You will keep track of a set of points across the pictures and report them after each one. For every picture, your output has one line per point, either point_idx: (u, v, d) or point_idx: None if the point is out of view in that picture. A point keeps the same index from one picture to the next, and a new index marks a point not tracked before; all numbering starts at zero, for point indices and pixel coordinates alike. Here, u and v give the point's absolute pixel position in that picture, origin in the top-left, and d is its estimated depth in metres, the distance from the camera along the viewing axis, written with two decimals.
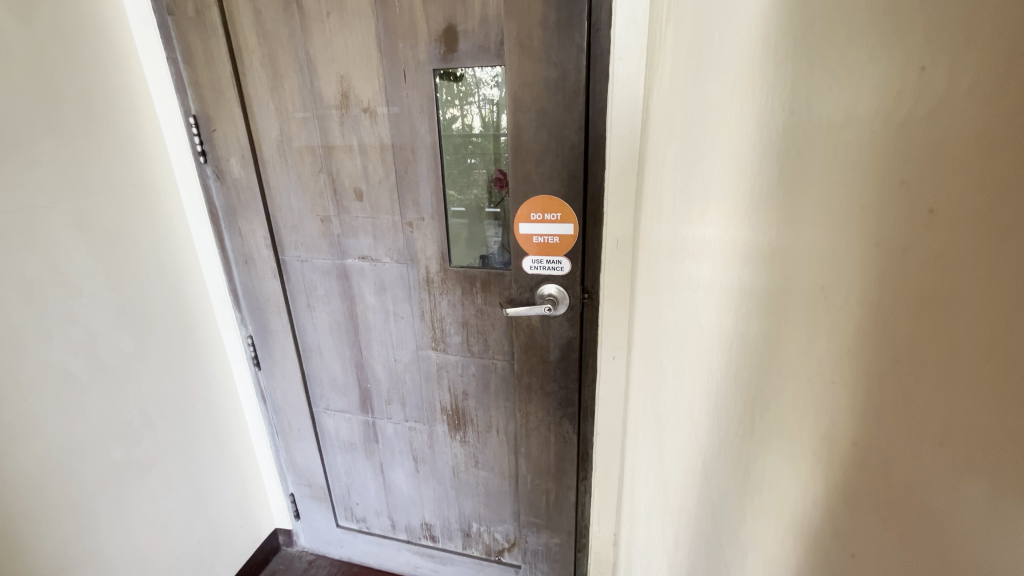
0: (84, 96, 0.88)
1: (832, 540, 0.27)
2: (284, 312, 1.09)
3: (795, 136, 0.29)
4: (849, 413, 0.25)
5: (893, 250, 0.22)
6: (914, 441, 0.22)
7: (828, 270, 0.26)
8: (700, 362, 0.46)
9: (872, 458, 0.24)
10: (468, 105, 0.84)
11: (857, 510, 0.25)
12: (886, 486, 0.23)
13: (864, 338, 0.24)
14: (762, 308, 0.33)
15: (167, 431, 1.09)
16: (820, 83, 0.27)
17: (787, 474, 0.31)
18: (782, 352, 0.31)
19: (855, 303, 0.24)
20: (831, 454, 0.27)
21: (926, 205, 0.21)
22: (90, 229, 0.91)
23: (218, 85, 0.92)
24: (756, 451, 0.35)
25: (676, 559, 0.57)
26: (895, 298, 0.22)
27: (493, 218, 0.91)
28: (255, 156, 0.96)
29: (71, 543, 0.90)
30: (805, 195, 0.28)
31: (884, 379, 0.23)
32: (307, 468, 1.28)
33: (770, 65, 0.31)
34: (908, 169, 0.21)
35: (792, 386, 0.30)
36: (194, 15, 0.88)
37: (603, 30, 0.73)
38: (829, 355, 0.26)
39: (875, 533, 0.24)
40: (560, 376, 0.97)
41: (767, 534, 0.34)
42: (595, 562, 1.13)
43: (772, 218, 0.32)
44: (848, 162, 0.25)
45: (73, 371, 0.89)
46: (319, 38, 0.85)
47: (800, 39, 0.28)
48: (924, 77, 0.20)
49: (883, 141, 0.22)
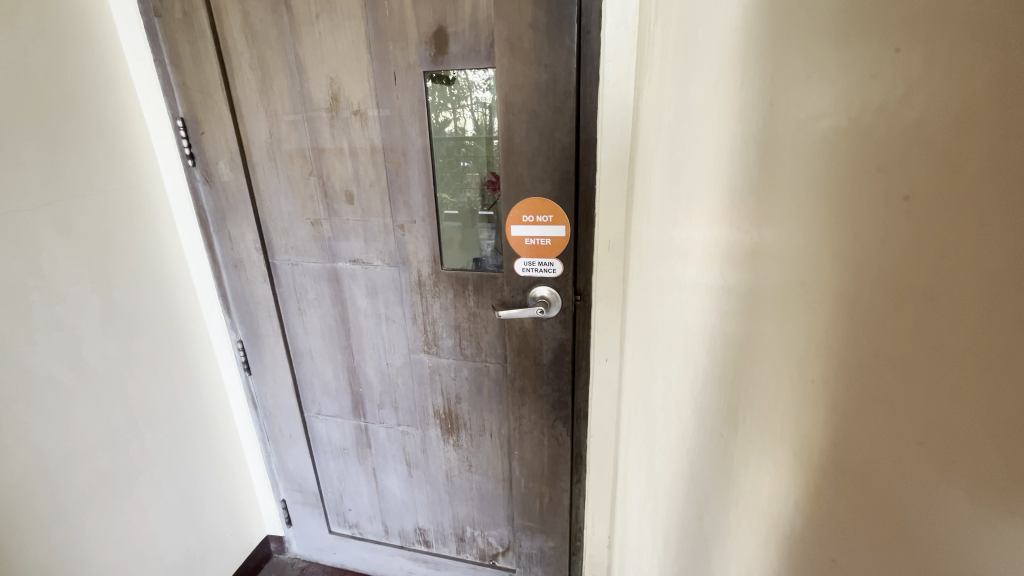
0: (68, 97, 0.87)
1: (815, 544, 0.27)
2: (274, 316, 1.08)
3: (767, 138, 0.30)
4: (823, 411, 0.25)
5: (870, 240, 0.22)
6: (895, 438, 0.21)
7: (809, 266, 0.26)
8: (687, 361, 0.46)
9: (852, 459, 0.24)
10: (460, 109, 0.84)
11: (839, 513, 0.25)
12: (863, 484, 0.23)
13: (839, 334, 0.23)
14: (740, 308, 0.33)
15: (155, 437, 1.08)
16: (791, 86, 0.27)
17: (767, 477, 0.31)
18: (764, 353, 0.31)
19: (829, 299, 0.24)
20: (811, 456, 0.26)
21: (900, 191, 0.20)
22: (74, 233, 0.89)
23: (205, 86, 0.91)
24: (737, 454, 0.35)
25: (665, 560, 0.57)
26: (871, 291, 0.22)
27: (486, 221, 0.91)
28: (244, 159, 0.96)
29: (57, 552, 0.89)
30: (776, 192, 0.29)
31: (861, 374, 0.23)
32: (299, 474, 1.27)
33: (747, 67, 0.32)
34: (883, 157, 0.21)
35: (772, 388, 0.30)
36: (181, 16, 0.87)
37: (594, 32, 0.73)
38: (805, 353, 0.26)
39: (856, 539, 0.24)
40: (553, 378, 0.97)
41: (751, 538, 0.34)
42: (591, 565, 1.13)
43: (749, 219, 0.32)
44: (823, 156, 0.24)
45: (58, 376, 0.88)
46: (309, 39, 0.84)
47: (777, 37, 0.28)
48: (900, 58, 0.20)
49: (857, 131, 0.22)
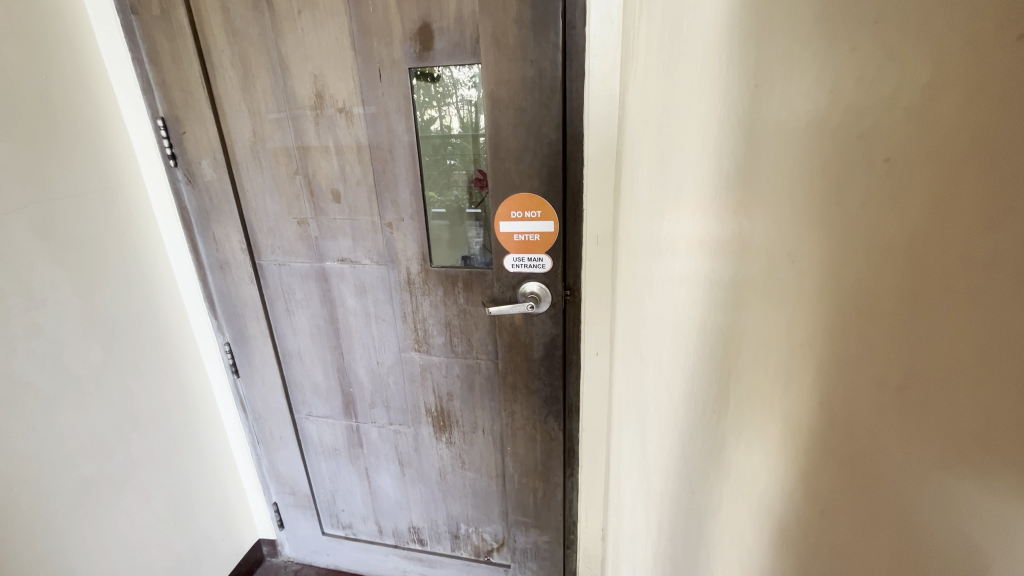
0: (43, 98, 0.85)
1: (802, 508, 0.27)
2: (261, 317, 1.07)
3: (751, 130, 0.30)
4: (814, 377, 0.25)
5: (854, 205, 0.22)
6: (878, 394, 0.21)
7: (801, 236, 0.25)
8: (676, 347, 0.47)
9: (838, 418, 0.23)
10: (446, 106, 0.83)
11: (829, 484, 0.24)
12: (848, 445, 0.23)
13: (828, 300, 0.23)
14: (725, 299, 0.34)
15: (143, 444, 1.06)
16: (775, 81, 0.27)
17: (754, 453, 0.32)
18: (743, 336, 0.32)
19: (819, 267, 0.24)
20: (800, 421, 0.26)
21: (882, 154, 0.20)
22: (54, 237, 0.87)
23: (186, 85, 0.90)
24: (727, 431, 0.36)
25: (660, 547, 0.57)
26: (855, 253, 0.22)
27: (474, 218, 0.91)
28: (227, 159, 0.94)
29: (44, 563, 0.87)
30: (758, 184, 0.29)
31: (848, 335, 0.22)
32: (290, 476, 1.26)
33: (731, 63, 0.32)
34: (864, 125, 0.21)
35: (761, 359, 0.30)
36: (159, 14, 0.86)
37: (579, 27, 0.74)
38: (797, 322, 0.26)
39: (844, 496, 0.23)
40: (545, 373, 0.97)
41: (742, 515, 0.34)
42: (585, 558, 1.14)
43: (732, 215, 0.33)
44: (807, 134, 0.24)
45: (39, 386, 0.86)
46: (291, 36, 0.83)
47: (761, 28, 0.28)
48: (879, 31, 0.20)
49: (836, 105, 0.22)
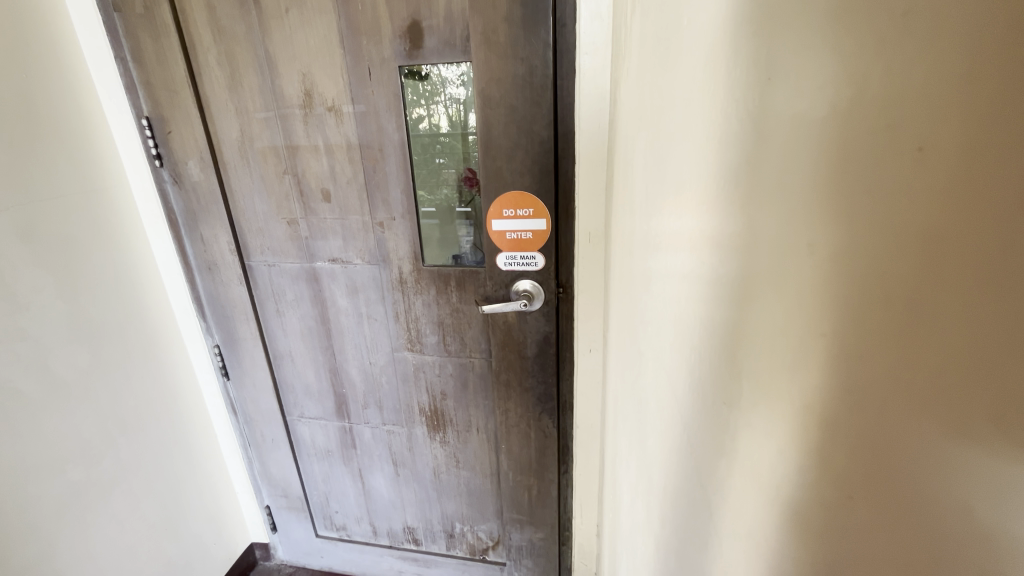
0: (25, 98, 0.83)
1: (825, 493, 0.27)
2: (251, 318, 1.06)
3: (760, 124, 0.30)
4: (835, 364, 0.25)
5: (880, 192, 0.22)
6: (910, 380, 0.21)
7: (817, 224, 0.25)
8: (677, 341, 0.48)
9: (863, 403, 0.24)
10: (434, 105, 0.83)
11: (853, 471, 0.25)
12: (873, 430, 0.23)
13: (854, 287, 0.23)
14: (729, 294, 0.35)
15: (131, 449, 1.04)
16: (784, 76, 0.27)
17: (766, 448, 0.31)
18: (753, 329, 0.33)
19: (840, 254, 0.24)
20: (820, 407, 0.26)
21: (915, 142, 0.20)
22: (38, 239, 0.86)
23: (171, 84, 0.88)
24: (733, 422, 0.37)
25: (661, 540, 0.58)
26: (876, 241, 0.22)
27: (464, 217, 0.91)
28: (215, 158, 0.93)
29: (31, 572, 0.85)
30: (764, 181, 0.30)
31: (874, 321, 0.22)
32: (282, 479, 1.25)
33: (734, 61, 0.33)
34: (896, 113, 0.21)
35: (775, 348, 0.29)
36: (143, 11, 0.84)
37: (568, 25, 0.74)
38: (813, 309, 0.26)
39: (869, 480, 0.24)
40: (538, 371, 0.97)
41: (752, 506, 0.34)
42: (580, 553, 1.15)
43: (735, 211, 0.34)
44: (823, 126, 0.24)
45: (23, 390, 0.84)
46: (279, 34, 0.82)
47: (769, 25, 0.29)
48: (908, 21, 0.20)
49: (860, 96, 0.22)
